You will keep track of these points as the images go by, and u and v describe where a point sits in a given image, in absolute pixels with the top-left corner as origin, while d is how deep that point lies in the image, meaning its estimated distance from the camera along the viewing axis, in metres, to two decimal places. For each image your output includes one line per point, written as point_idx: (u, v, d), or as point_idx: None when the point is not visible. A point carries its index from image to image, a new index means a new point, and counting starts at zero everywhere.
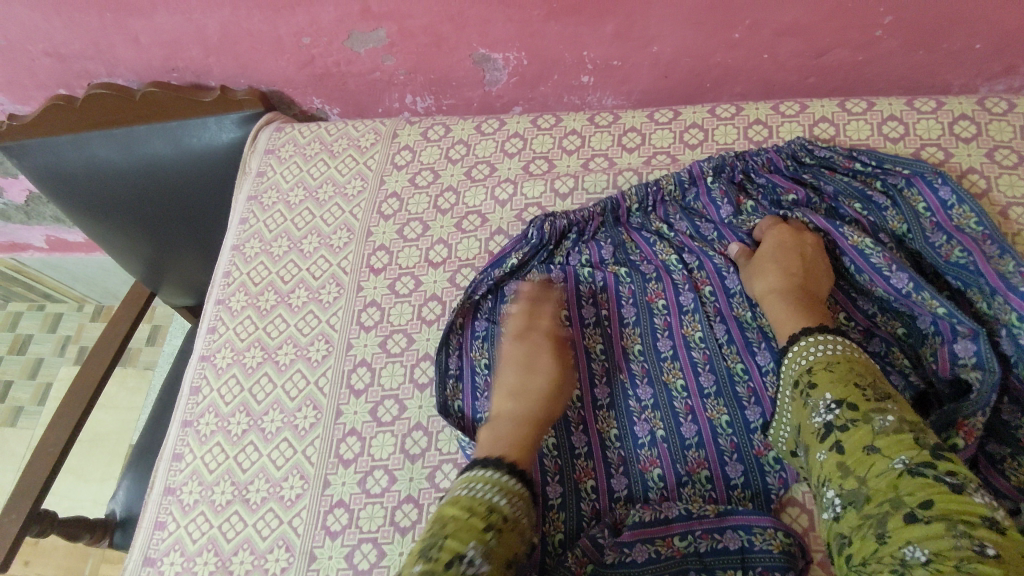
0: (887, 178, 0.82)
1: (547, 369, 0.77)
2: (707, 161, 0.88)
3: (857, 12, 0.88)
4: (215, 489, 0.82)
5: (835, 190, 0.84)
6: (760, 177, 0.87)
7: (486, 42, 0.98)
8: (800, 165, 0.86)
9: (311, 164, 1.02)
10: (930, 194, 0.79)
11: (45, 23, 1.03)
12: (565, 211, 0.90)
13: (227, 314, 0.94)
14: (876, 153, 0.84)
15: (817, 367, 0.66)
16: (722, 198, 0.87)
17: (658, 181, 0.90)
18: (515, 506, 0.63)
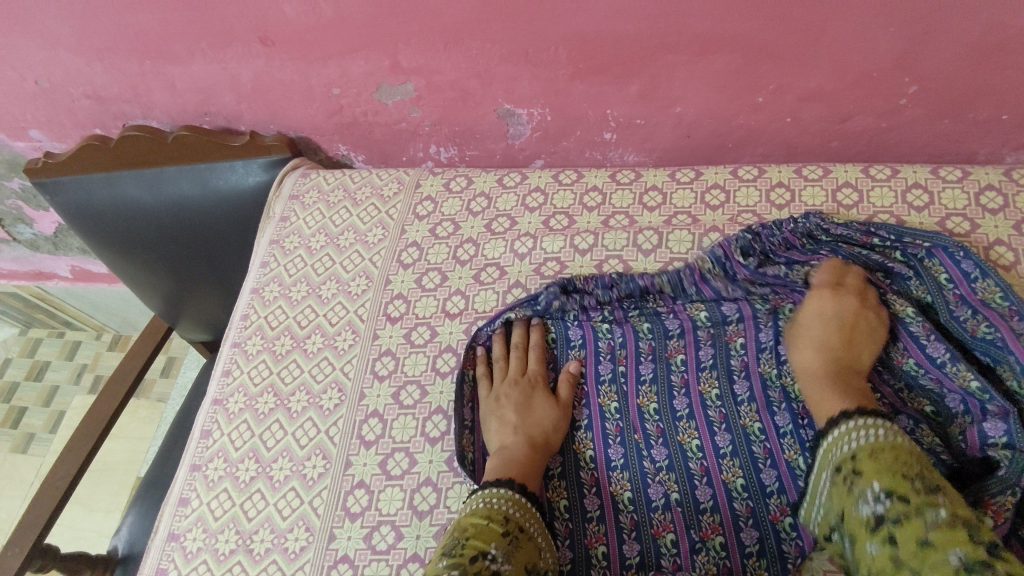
0: (908, 248, 0.80)
1: (517, 419, 0.79)
2: (736, 239, 0.87)
3: (881, 81, 0.88)
4: (220, 537, 0.81)
5: (856, 262, 0.82)
6: (779, 258, 0.85)
7: (512, 98, 1.00)
8: (816, 243, 0.85)
9: (334, 211, 1.04)
10: (952, 265, 0.77)
11: (87, 68, 1.07)
12: (585, 283, 0.89)
13: (243, 358, 0.94)
14: (895, 226, 0.81)
15: (862, 455, 0.63)
16: (750, 275, 0.85)
17: (693, 263, 0.87)
18: (500, 549, 0.62)
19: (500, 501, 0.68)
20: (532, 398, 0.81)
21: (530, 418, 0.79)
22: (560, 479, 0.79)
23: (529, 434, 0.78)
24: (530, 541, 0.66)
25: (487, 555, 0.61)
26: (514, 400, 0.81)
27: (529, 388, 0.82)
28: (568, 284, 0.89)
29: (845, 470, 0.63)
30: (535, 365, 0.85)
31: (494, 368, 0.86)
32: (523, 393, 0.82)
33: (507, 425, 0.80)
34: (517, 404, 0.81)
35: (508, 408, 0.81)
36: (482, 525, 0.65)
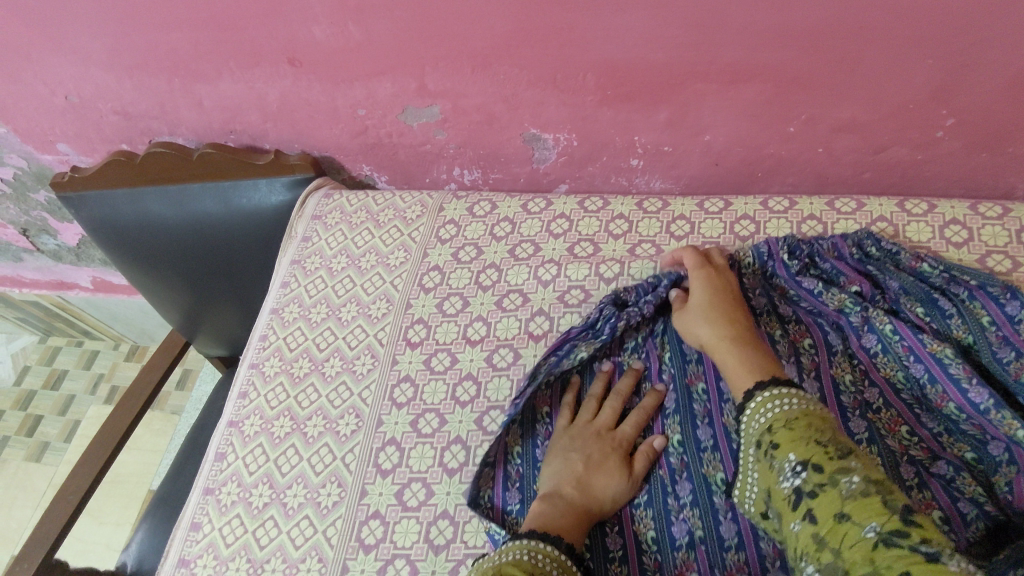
0: (950, 287, 0.78)
1: (583, 474, 0.75)
2: (781, 240, 0.85)
3: (918, 113, 0.86)
4: (230, 565, 0.79)
5: (900, 289, 0.80)
6: (824, 263, 0.84)
7: (538, 123, 0.99)
8: (865, 256, 0.83)
9: (356, 233, 1.03)
10: (996, 307, 0.74)
11: (116, 85, 1.08)
12: (628, 294, 0.86)
13: (260, 380, 0.93)
14: (944, 258, 0.80)
15: (777, 427, 0.61)
16: (786, 278, 0.84)
17: (734, 256, 0.87)
18: None
19: (541, 559, 0.64)
20: (608, 460, 0.76)
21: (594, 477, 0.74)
22: None
23: (587, 494, 0.73)
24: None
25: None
26: (588, 453, 0.76)
27: (609, 449, 0.77)
28: (617, 298, 0.86)
29: (761, 438, 0.62)
30: (630, 425, 0.79)
31: (587, 410, 0.81)
32: (600, 451, 0.77)
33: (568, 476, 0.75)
34: (591, 459, 0.76)
35: (578, 457, 0.76)
36: None
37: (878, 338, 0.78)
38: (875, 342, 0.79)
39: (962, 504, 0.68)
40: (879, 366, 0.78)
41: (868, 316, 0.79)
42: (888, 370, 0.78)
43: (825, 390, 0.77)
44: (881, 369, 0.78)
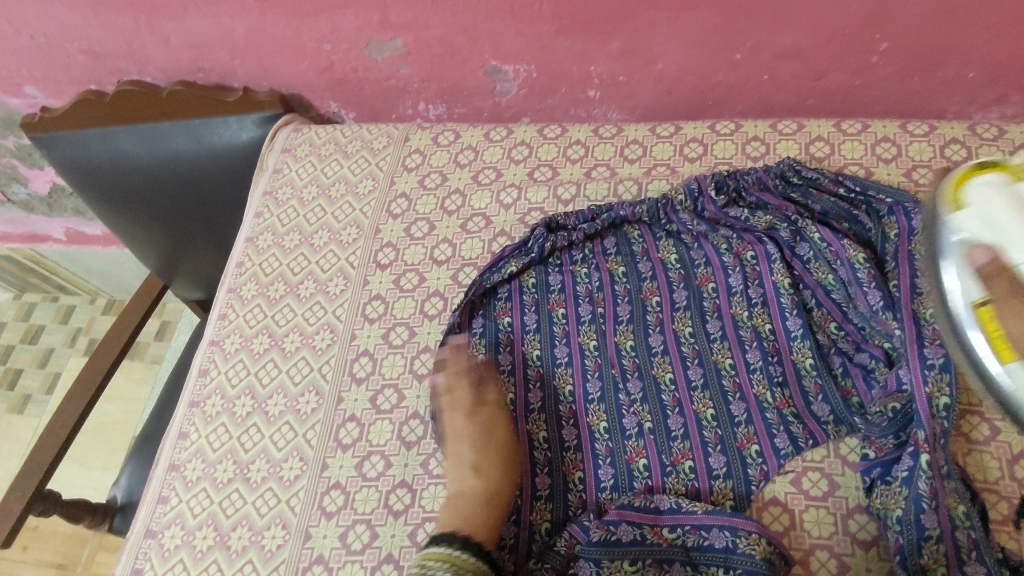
0: (873, 202, 0.85)
1: (478, 456, 0.76)
2: (710, 175, 0.92)
3: (854, 38, 0.91)
4: (218, 467, 0.85)
5: (822, 210, 0.87)
6: (751, 196, 0.90)
7: (498, 54, 1.03)
8: (788, 185, 0.90)
9: (325, 164, 1.07)
10: (905, 220, 0.81)
11: (82, 22, 1.09)
12: (566, 219, 0.93)
13: (238, 302, 0.98)
14: (861, 179, 0.86)
15: None
16: (715, 212, 0.91)
17: (667, 194, 0.92)
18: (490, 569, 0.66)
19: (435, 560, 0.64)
20: (496, 432, 0.78)
21: (489, 457, 0.76)
22: (539, 412, 0.82)
23: (490, 472, 0.75)
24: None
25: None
26: (473, 437, 0.77)
27: (488, 423, 0.79)
28: (551, 222, 0.93)
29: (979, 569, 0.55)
30: (490, 396, 0.81)
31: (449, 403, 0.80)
32: (483, 425, 0.78)
33: (466, 461, 0.76)
34: (475, 442, 0.77)
35: (466, 445, 0.77)
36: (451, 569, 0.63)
37: (810, 246, 0.85)
38: (807, 251, 0.85)
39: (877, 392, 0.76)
40: (810, 272, 0.85)
41: (799, 229, 0.86)
42: (819, 274, 0.83)
43: (767, 295, 0.85)
44: (813, 274, 0.84)
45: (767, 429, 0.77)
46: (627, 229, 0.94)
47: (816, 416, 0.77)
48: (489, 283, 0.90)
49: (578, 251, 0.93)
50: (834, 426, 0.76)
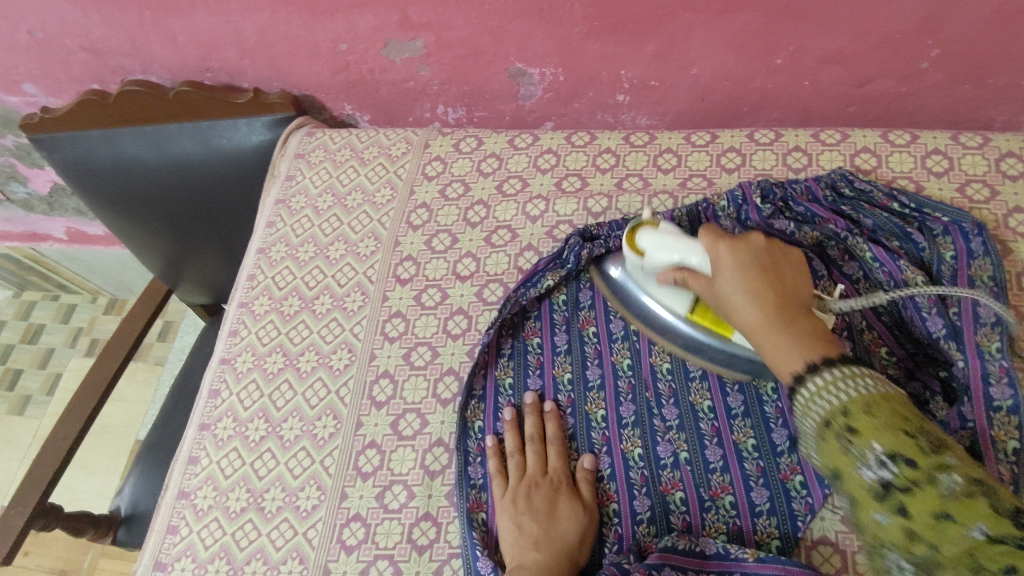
0: (927, 220, 0.80)
1: (539, 532, 0.69)
2: (756, 182, 0.87)
3: (904, 43, 0.86)
4: (230, 495, 0.80)
5: (874, 226, 0.82)
6: (798, 206, 0.85)
7: (524, 56, 0.97)
8: (839, 196, 0.85)
9: (340, 170, 1.02)
10: (962, 243, 0.77)
11: (84, 19, 1.04)
12: (598, 228, 0.87)
13: (250, 318, 0.93)
14: (917, 196, 0.82)
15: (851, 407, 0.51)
16: (759, 221, 0.85)
17: (708, 199, 0.88)
18: None
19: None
20: (558, 505, 0.72)
21: (550, 534, 0.69)
22: (571, 440, 0.78)
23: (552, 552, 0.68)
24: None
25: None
26: (536, 510, 0.71)
27: (553, 491, 0.73)
28: (585, 232, 0.87)
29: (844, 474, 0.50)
30: (555, 461, 0.76)
31: (511, 464, 0.76)
32: (545, 497, 0.72)
33: (528, 538, 0.69)
34: (538, 515, 0.71)
35: (529, 517, 0.71)
36: None
37: (860, 264, 0.80)
38: (857, 269, 0.80)
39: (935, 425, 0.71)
40: (860, 292, 0.80)
41: (847, 246, 0.82)
42: (870, 293, 0.79)
43: None
44: (864, 294, 0.80)
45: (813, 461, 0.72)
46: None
47: None
48: (525, 302, 0.85)
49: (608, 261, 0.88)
50: None
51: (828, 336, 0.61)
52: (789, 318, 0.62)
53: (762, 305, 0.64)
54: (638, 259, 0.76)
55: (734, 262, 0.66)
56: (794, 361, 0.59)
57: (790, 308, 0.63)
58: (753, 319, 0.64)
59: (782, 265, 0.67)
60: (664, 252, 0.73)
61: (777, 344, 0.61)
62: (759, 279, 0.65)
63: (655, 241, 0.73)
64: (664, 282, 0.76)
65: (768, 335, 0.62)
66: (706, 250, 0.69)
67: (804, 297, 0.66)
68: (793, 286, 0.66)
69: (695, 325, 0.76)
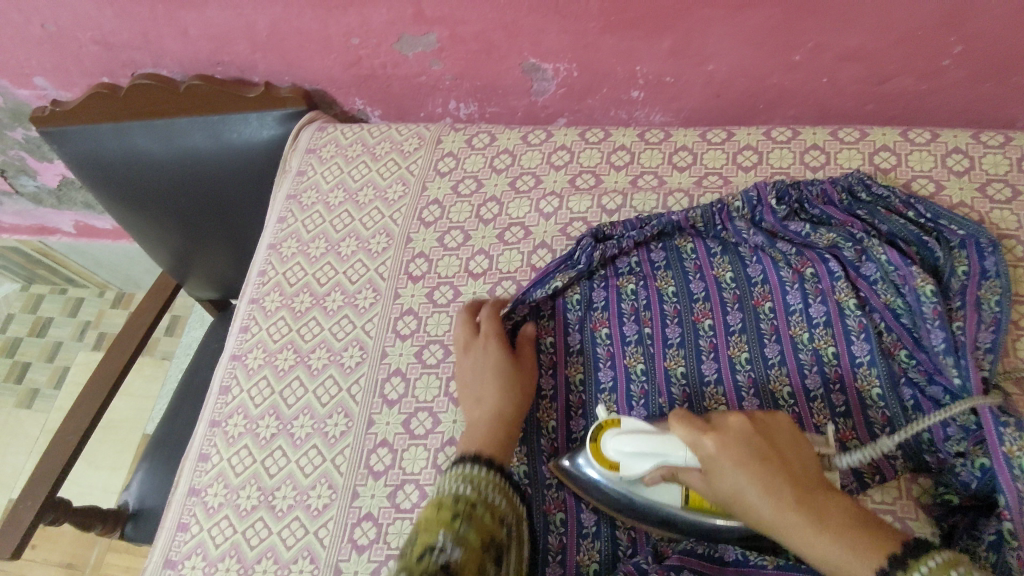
0: (944, 231, 0.78)
1: (484, 390, 0.76)
2: (772, 183, 0.85)
3: (926, 40, 0.85)
4: (241, 492, 0.80)
5: (890, 232, 0.80)
6: (814, 209, 0.84)
7: (538, 52, 0.96)
8: (855, 200, 0.84)
9: (352, 166, 1.01)
10: (976, 259, 0.75)
11: (96, 12, 1.03)
12: (613, 228, 0.87)
13: (261, 314, 0.92)
14: (934, 205, 0.80)
15: None
16: (773, 224, 0.85)
17: (723, 199, 0.86)
18: (449, 538, 0.57)
19: (453, 483, 0.63)
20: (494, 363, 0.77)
21: (492, 386, 0.75)
22: (583, 442, 0.77)
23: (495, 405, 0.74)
24: (492, 514, 0.61)
25: (433, 548, 0.56)
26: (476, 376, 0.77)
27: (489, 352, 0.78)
28: (598, 232, 0.87)
29: None
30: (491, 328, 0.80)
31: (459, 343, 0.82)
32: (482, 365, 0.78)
33: (475, 399, 0.76)
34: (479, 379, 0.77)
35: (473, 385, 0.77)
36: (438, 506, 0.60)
37: (876, 267, 0.78)
38: (873, 273, 0.79)
39: (952, 430, 0.69)
40: (877, 294, 0.78)
41: (865, 248, 0.80)
42: (886, 297, 0.77)
43: (831, 315, 0.78)
44: (881, 296, 0.78)
45: None
46: (680, 242, 0.87)
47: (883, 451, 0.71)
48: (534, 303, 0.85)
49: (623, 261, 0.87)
50: (903, 462, 0.71)
51: (868, 520, 0.56)
52: (818, 514, 0.56)
53: (794, 513, 0.57)
54: (613, 473, 0.69)
55: (733, 462, 0.60)
56: (865, 574, 0.53)
57: (803, 486, 0.58)
58: (778, 517, 0.57)
59: (762, 422, 0.63)
60: (637, 459, 0.67)
61: (826, 554, 0.55)
62: (764, 467, 0.59)
63: (628, 451, 0.67)
64: (642, 488, 0.70)
65: (817, 540, 0.55)
66: (687, 440, 0.63)
67: (809, 462, 0.62)
68: (793, 462, 0.61)
69: (694, 513, 0.68)
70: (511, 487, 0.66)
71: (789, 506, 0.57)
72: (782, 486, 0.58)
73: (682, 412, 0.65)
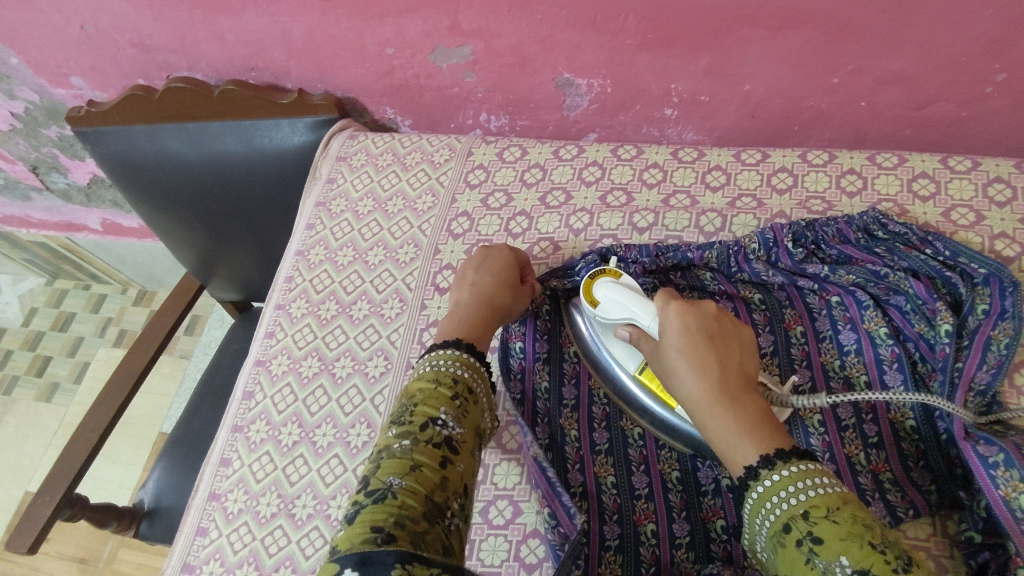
0: (966, 268, 0.75)
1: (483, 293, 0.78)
2: (789, 225, 0.83)
3: (969, 67, 0.83)
4: (261, 499, 0.80)
5: (908, 267, 0.78)
6: (830, 249, 0.82)
7: (573, 67, 0.96)
8: (872, 238, 0.82)
9: (382, 175, 1.02)
10: (997, 298, 0.71)
11: (135, 15, 1.04)
12: (625, 250, 0.85)
13: (287, 321, 0.92)
14: (952, 242, 0.77)
15: (812, 514, 0.50)
16: (790, 266, 0.83)
17: (739, 240, 0.84)
18: (449, 414, 0.61)
19: (446, 363, 0.66)
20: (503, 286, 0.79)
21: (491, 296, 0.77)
22: (606, 455, 0.76)
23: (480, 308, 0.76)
24: (479, 401, 0.65)
25: (436, 421, 0.59)
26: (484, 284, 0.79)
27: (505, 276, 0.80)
28: (606, 252, 0.86)
29: (790, 521, 0.51)
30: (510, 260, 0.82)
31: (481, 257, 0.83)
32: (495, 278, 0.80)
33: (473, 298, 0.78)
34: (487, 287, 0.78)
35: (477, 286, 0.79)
36: (431, 390, 0.63)
37: (904, 298, 0.77)
38: (902, 304, 0.77)
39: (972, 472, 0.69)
40: (910, 324, 0.75)
41: (890, 283, 0.78)
42: (918, 327, 0.75)
43: (860, 344, 0.77)
44: (913, 326, 0.75)
45: (861, 496, 0.69)
46: (698, 271, 0.85)
47: (916, 484, 0.69)
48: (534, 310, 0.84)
49: (641, 279, 0.85)
50: (938, 497, 0.68)
51: (777, 424, 0.58)
52: (730, 399, 0.59)
53: (710, 400, 0.59)
54: (593, 309, 0.77)
55: (683, 335, 0.63)
56: (747, 458, 0.55)
57: (729, 369, 0.61)
58: (695, 391, 0.60)
59: (729, 317, 0.65)
60: (615, 308, 0.75)
61: (723, 429, 0.58)
62: (702, 340, 0.62)
63: (611, 295, 0.75)
64: (613, 349, 0.78)
65: (718, 415, 0.58)
66: (660, 316, 0.67)
67: (749, 365, 0.64)
68: (738, 356, 0.63)
69: (643, 388, 0.76)
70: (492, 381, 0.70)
71: (708, 387, 0.60)
72: (710, 355, 0.62)
73: (668, 291, 0.68)
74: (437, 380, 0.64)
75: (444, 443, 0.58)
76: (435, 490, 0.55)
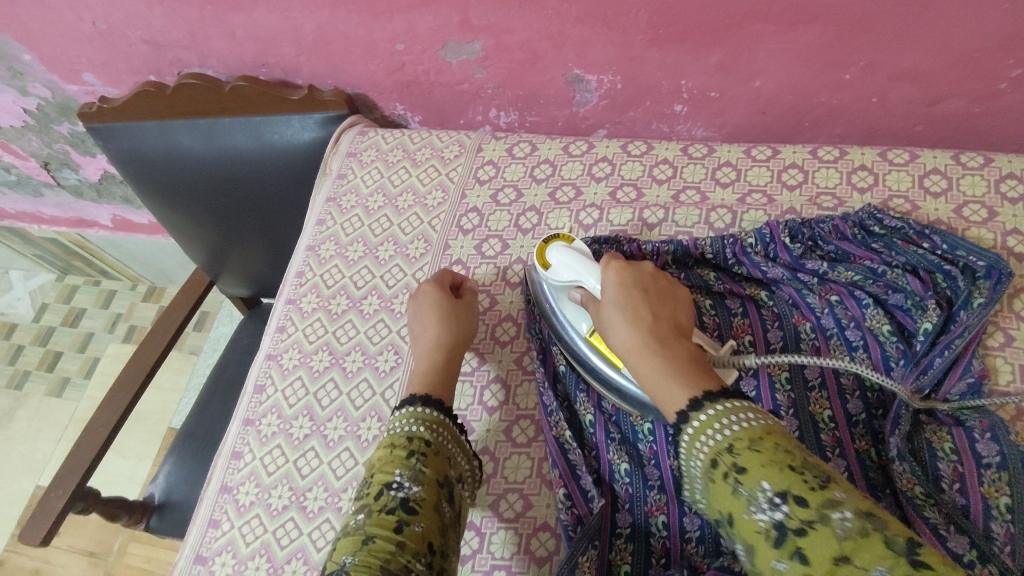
0: (965, 262, 0.75)
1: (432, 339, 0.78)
2: (786, 221, 0.83)
3: (982, 63, 0.83)
4: (273, 492, 0.80)
5: (907, 263, 0.78)
6: (828, 245, 0.82)
7: (583, 63, 0.96)
8: (869, 235, 0.82)
9: (392, 171, 1.02)
10: (993, 291, 0.72)
11: (147, 12, 1.05)
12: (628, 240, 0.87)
13: (297, 315, 0.93)
14: (951, 236, 0.77)
15: (735, 446, 0.50)
16: (790, 261, 0.83)
17: (737, 235, 0.85)
18: (405, 475, 0.61)
19: (405, 423, 0.67)
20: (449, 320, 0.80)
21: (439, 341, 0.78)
22: (620, 443, 0.75)
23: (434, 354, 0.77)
24: (442, 452, 0.66)
25: (392, 485, 0.60)
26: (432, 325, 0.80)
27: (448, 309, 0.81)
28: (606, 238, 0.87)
29: (716, 454, 0.51)
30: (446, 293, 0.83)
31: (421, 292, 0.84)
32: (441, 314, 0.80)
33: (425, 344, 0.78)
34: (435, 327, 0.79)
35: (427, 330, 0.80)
36: (387, 453, 0.64)
37: (904, 295, 0.76)
38: (902, 302, 0.76)
39: None
40: (912, 320, 0.75)
41: (889, 280, 0.77)
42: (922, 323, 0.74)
43: (867, 343, 0.76)
44: (915, 322, 0.75)
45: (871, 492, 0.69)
46: (701, 271, 0.86)
47: None
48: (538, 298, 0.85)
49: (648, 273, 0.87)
50: None
51: (702, 364, 0.61)
52: (657, 344, 0.63)
53: (641, 346, 0.63)
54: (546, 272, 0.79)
55: (621, 292, 0.68)
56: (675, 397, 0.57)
57: (659, 322, 0.65)
58: (630, 342, 0.64)
59: (664, 282, 0.71)
60: (566, 269, 0.76)
61: (653, 373, 0.61)
62: (636, 296, 0.68)
63: (563, 258, 0.77)
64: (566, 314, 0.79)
65: (647, 359, 0.62)
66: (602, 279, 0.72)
67: (680, 322, 0.68)
68: (670, 313, 0.67)
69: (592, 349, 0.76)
70: (458, 428, 0.70)
71: (637, 335, 0.64)
72: (643, 309, 0.66)
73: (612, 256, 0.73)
74: (392, 443, 0.65)
75: (399, 506, 0.58)
76: (391, 557, 0.54)
